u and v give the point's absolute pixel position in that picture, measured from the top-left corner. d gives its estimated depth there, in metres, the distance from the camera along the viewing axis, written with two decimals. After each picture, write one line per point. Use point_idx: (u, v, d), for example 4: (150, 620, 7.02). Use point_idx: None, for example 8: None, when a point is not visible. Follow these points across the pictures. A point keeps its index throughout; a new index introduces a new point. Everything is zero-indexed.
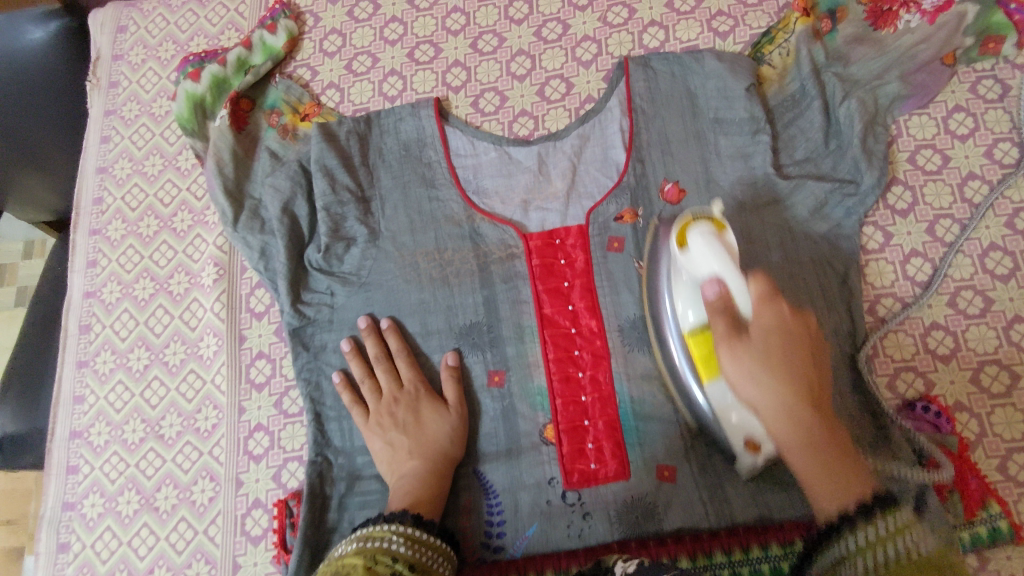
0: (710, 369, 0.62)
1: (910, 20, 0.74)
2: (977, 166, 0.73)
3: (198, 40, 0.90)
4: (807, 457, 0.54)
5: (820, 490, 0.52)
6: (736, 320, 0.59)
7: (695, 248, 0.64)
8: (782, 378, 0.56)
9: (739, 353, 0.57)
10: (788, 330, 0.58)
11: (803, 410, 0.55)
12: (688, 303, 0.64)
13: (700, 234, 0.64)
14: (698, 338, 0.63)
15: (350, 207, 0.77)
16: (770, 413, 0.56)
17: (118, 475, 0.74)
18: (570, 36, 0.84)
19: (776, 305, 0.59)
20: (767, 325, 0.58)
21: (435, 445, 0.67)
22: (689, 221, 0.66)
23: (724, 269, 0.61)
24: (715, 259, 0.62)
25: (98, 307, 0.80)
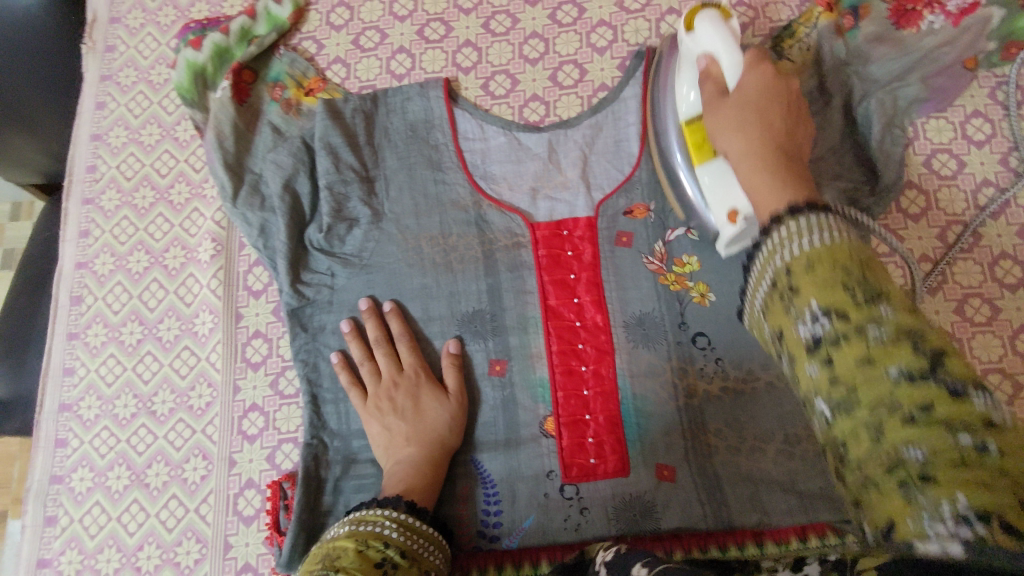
0: (703, 154, 0.63)
1: (933, 21, 0.73)
2: (992, 173, 0.73)
3: (199, 6, 0.87)
4: (766, 174, 0.45)
5: (763, 200, 0.43)
6: (721, 88, 0.58)
7: (702, 31, 0.62)
8: (754, 139, 0.50)
9: (723, 119, 0.54)
10: (764, 107, 0.53)
11: (776, 157, 0.47)
12: (689, 84, 0.64)
13: (706, 18, 0.62)
14: (695, 122, 0.64)
15: (354, 187, 0.75)
16: (741, 154, 0.51)
17: (108, 450, 0.72)
18: (585, 20, 0.82)
19: (759, 69, 0.56)
20: (745, 87, 0.55)
21: (433, 433, 0.66)
22: (699, 9, 0.64)
23: (722, 46, 0.60)
24: (716, 35, 0.60)
25: (91, 279, 0.78)
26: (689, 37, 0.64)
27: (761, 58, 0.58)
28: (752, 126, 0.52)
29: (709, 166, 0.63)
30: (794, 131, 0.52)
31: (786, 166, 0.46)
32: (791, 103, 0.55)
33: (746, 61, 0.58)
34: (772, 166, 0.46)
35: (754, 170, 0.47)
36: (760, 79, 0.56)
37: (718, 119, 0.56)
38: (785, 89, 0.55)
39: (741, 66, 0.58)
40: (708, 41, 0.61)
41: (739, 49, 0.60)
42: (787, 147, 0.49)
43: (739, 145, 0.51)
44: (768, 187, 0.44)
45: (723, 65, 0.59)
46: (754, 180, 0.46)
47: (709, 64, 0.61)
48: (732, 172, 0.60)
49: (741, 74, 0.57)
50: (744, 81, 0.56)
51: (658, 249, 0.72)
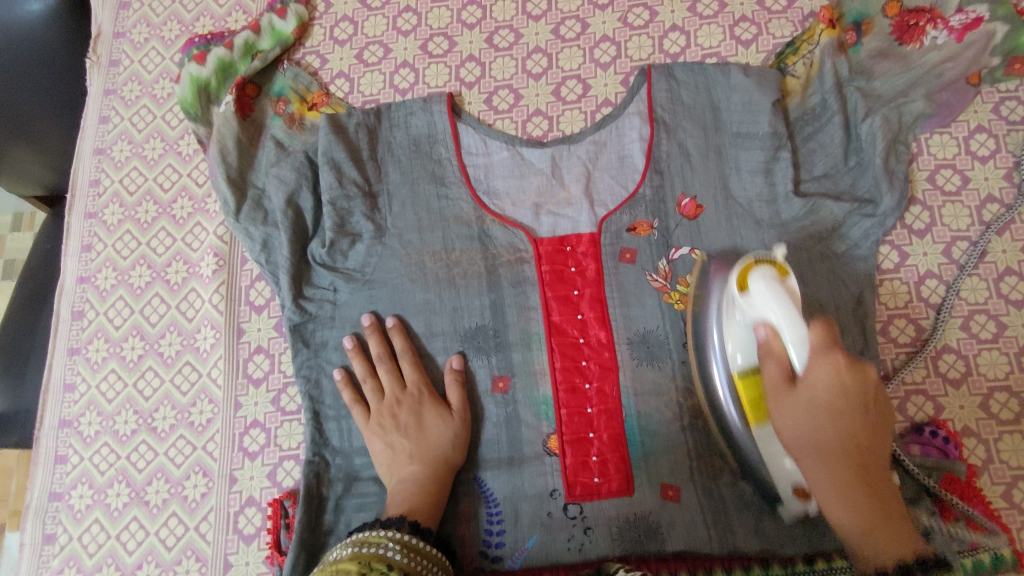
0: (755, 411, 0.59)
1: (937, 36, 0.73)
2: (996, 188, 0.72)
3: (203, 21, 0.87)
4: (844, 509, 0.49)
5: (871, 542, 0.48)
6: (791, 375, 0.54)
7: (757, 292, 0.58)
8: (835, 491, 0.50)
9: (785, 408, 0.53)
10: (839, 410, 0.51)
11: (857, 490, 0.49)
12: (738, 345, 0.61)
13: (761, 280, 0.58)
14: (749, 379, 0.60)
15: (356, 202, 0.74)
16: (815, 481, 0.52)
17: (108, 467, 0.72)
18: (589, 35, 0.82)
19: (831, 358, 0.51)
20: (818, 383, 0.51)
21: (436, 451, 0.65)
22: (751, 264, 0.61)
23: (782, 317, 0.55)
24: (777, 305, 0.55)
25: (92, 293, 0.78)
26: (740, 296, 0.60)
27: (828, 341, 0.52)
28: (815, 417, 0.51)
29: (761, 433, 0.59)
30: (877, 417, 0.52)
31: (867, 494, 0.50)
32: (872, 395, 0.51)
33: (814, 343, 0.52)
34: (845, 479, 0.50)
35: (829, 496, 0.50)
36: (832, 376, 0.51)
37: (784, 413, 0.53)
38: (862, 390, 0.51)
39: (807, 350, 0.53)
40: (770, 308, 0.56)
41: (803, 325, 0.54)
42: (875, 473, 0.51)
43: (801, 437, 0.52)
44: (833, 505, 0.50)
45: (785, 341, 0.54)
46: (816, 480, 0.51)
47: (770, 337, 0.55)
48: (789, 319, 0.54)
49: (810, 361, 0.52)
50: (817, 377, 0.51)
51: (662, 266, 0.71)
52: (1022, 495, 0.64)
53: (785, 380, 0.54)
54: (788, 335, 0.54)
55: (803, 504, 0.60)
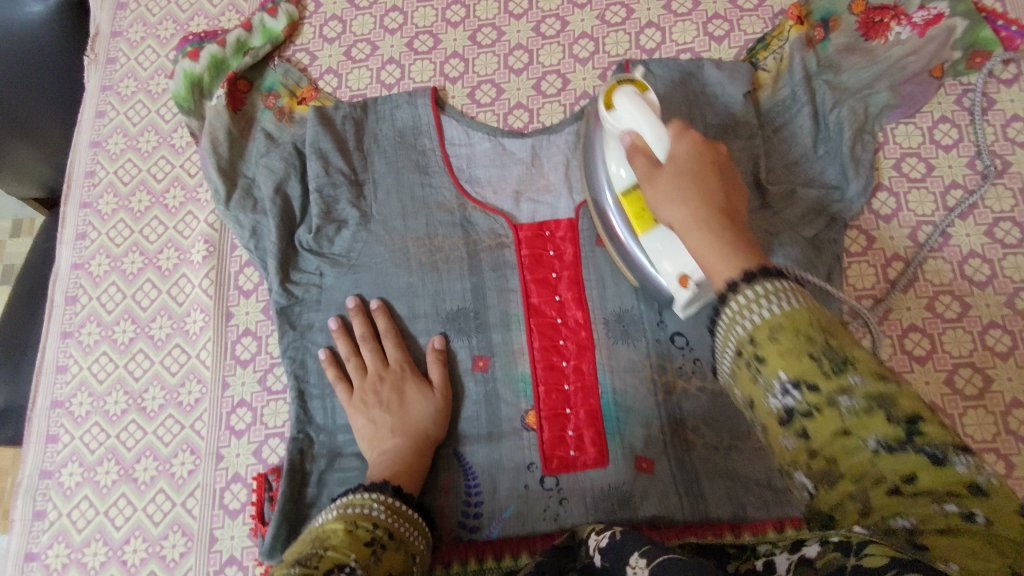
0: (643, 222, 0.63)
1: (900, 32, 0.77)
2: (960, 175, 0.75)
3: (198, 20, 0.90)
4: (698, 234, 0.47)
5: (713, 259, 0.44)
6: (652, 159, 0.55)
7: (622, 107, 0.60)
8: (696, 204, 0.49)
9: (658, 181, 0.53)
10: (696, 172, 0.52)
11: (708, 211, 0.48)
12: (619, 162, 0.64)
13: (625, 96, 0.60)
14: (631, 194, 0.63)
15: (343, 190, 0.77)
16: (679, 225, 0.50)
17: (98, 445, 0.73)
18: (568, 33, 0.85)
19: (688, 138, 0.54)
20: (679, 155, 0.53)
21: (418, 425, 0.67)
22: (615, 86, 0.62)
23: (641, 121, 0.58)
24: (642, 117, 0.58)
25: (86, 279, 0.80)
26: (609, 116, 0.62)
27: (693, 146, 0.54)
28: (680, 205, 0.50)
29: (678, 287, 0.62)
30: (726, 182, 0.52)
31: (724, 229, 0.46)
32: (717, 164, 0.53)
33: (671, 133, 0.55)
34: (713, 224, 0.47)
35: (692, 231, 0.48)
36: (690, 147, 0.54)
37: (657, 192, 0.53)
38: (715, 158, 0.54)
39: (666, 139, 0.55)
40: (631, 121, 0.59)
41: (660, 121, 0.57)
42: (735, 213, 0.50)
43: (679, 216, 0.50)
44: (702, 255, 0.46)
45: (648, 139, 0.57)
46: (695, 244, 0.47)
47: (634, 139, 0.58)
48: (652, 123, 0.57)
49: (670, 144, 0.55)
50: (676, 153, 0.54)
51: None
52: (987, 467, 0.66)
53: (651, 171, 0.54)
54: (649, 134, 0.56)
55: (697, 309, 0.63)
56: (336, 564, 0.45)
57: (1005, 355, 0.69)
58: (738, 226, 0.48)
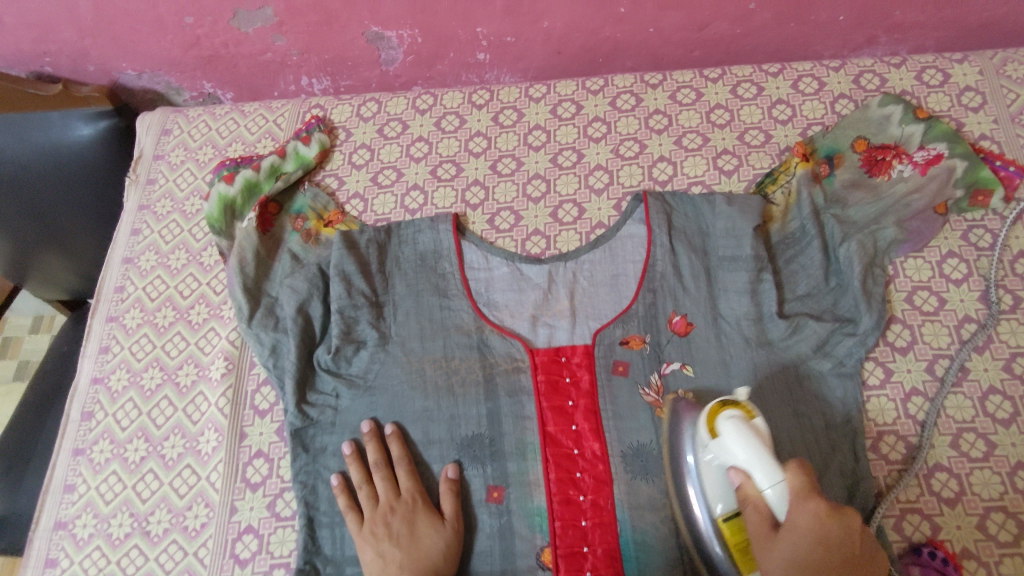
0: (747, 561, 0.59)
1: (903, 169, 0.80)
2: (973, 310, 0.76)
3: (236, 146, 0.96)
4: None
5: None
6: (770, 524, 0.54)
7: (728, 439, 0.58)
8: None
9: (772, 570, 0.52)
10: (830, 549, 0.50)
11: None
12: (719, 498, 0.61)
13: (732, 429, 0.58)
14: (734, 526, 0.60)
15: (363, 311, 0.79)
16: None
17: (97, 572, 0.71)
18: (584, 164, 0.90)
19: (812, 503, 0.52)
20: (802, 534, 0.51)
21: (428, 561, 0.65)
22: (718, 409, 0.62)
23: (750, 463, 0.56)
24: (758, 470, 0.56)
25: (103, 394, 0.81)
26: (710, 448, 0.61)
27: (806, 490, 0.53)
28: (807, 571, 0.50)
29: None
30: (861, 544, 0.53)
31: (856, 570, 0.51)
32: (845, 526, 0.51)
33: (793, 488, 0.53)
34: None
35: None
36: (816, 517, 0.51)
37: (766, 574, 0.52)
38: (844, 525, 0.51)
39: (787, 497, 0.54)
40: (737, 452, 0.57)
41: (778, 469, 0.55)
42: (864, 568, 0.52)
43: None
44: None
45: (758, 484, 0.55)
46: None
47: (743, 482, 0.57)
48: (759, 465, 0.56)
49: (790, 509, 0.53)
50: (796, 521, 0.52)
51: (655, 380, 0.73)
52: None
53: (767, 530, 0.54)
54: (762, 480, 0.55)
55: None
56: None
57: None
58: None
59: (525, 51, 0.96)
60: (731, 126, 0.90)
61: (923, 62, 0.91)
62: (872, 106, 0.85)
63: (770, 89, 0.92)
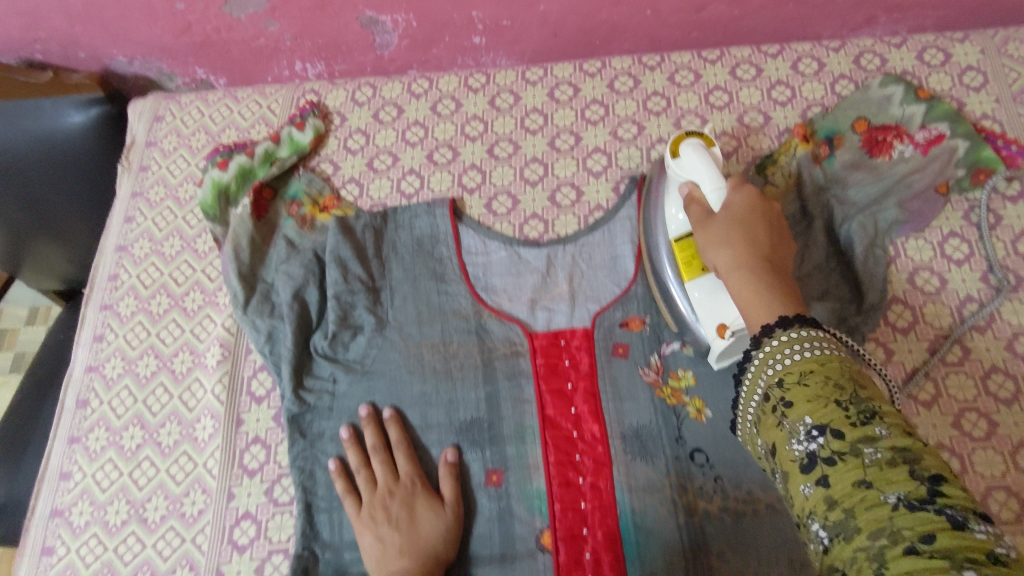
0: (692, 270, 0.68)
1: (904, 150, 0.80)
2: (975, 289, 0.75)
3: (229, 132, 0.95)
4: (744, 279, 0.58)
5: (750, 312, 0.56)
6: (707, 211, 0.65)
7: (685, 155, 0.69)
8: (739, 243, 0.60)
9: (709, 224, 0.63)
10: (748, 219, 0.62)
11: (755, 262, 0.58)
12: (677, 208, 0.70)
13: (691, 147, 0.69)
14: (685, 242, 0.69)
15: (360, 296, 0.78)
16: (727, 267, 0.60)
17: (94, 559, 0.71)
18: (582, 147, 0.89)
19: (744, 189, 0.64)
20: (733, 208, 0.63)
21: (427, 545, 0.65)
22: (682, 138, 0.71)
23: (706, 172, 0.66)
24: (703, 168, 0.67)
25: (98, 382, 0.80)
26: (673, 162, 0.70)
27: (744, 185, 0.65)
28: (730, 221, 0.62)
29: (697, 283, 0.67)
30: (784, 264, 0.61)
31: (772, 278, 0.57)
32: (779, 250, 0.61)
33: (731, 185, 0.65)
34: (756, 266, 0.58)
35: (742, 285, 0.57)
36: (744, 201, 0.63)
37: (709, 236, 0.62)
38: (767, 211, 0.63)
39: (725, 191, 0.65)
40: (697, 168, 0.67)
41: (722, 178, 0.66)
42: (775, 258, 0.60)
43: (728, 258, 0.60)
44: (753, 297, 0.56)
45: (705, 190, 0.66)
46: (740, 288, 0.58)
47: (692, 191, 0.67)
48: (713, 176, 0.66)
49: (726, 196, 0.64)
50: (730, 203, 0.63)
51: (655, 360, 0.73)
52: None
53: (703, 216, 0.64)
54: (710, 188, 0.65)
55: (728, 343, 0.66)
56: None
57: None
58: (784, 281, 0.57)
59: (521, 34, 0.95)
60: (729, 107, 0.89)
61: (923, 41, 0.90)
62: (873, 87, 0.84)
63: (769, 70, 0.91)
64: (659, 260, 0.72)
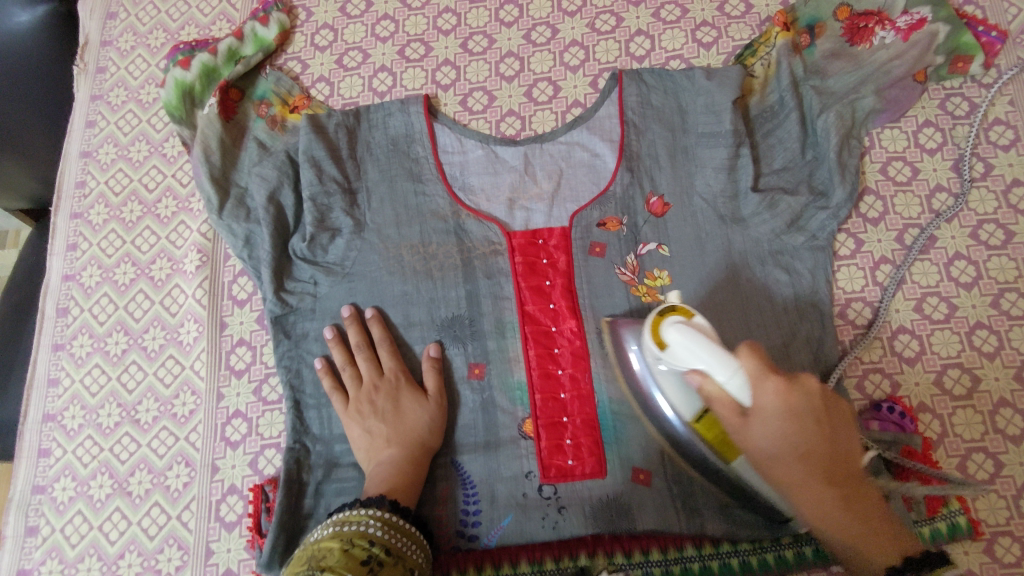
0: (715, 434, 0.61)
1: (885, 36, 0.78)
2: (945, 179, 0.76)
3: (188, 29, 0.90)
4: (842, 513, 0.50)
5: (831, 528, 0.50)
6: (737, 408, 0.52)
7: (675, 342, 0.55)
8: (796, 459, 0.50)
9: (754, 431, 0.51)
10: (794, 412, 0.50)
11: (826, 490, 0.50)
12: (666, 362, 0.59)
13: (674, 328, 0.56)
14: (703, 414, 0.61)
15: (336, 199, 0.77)
16: (792, 483, 0.51)
17: (91, 459, 0.73)
18: (559, 40, 0.86)
19: (768, 384, 0.51)
20: (770, 410, 0.50)
21: (413, 434, 0.68)
22: (658, 318, 0.58)
23: (711, 363, 0.52)
24: (706, 353, 0.53)
25: (77, 291, 0.80)
26: (658, 349, 0.57)
27: (763, 368, 0.51)
28: (780, 422, 0.50)
29: (738, 464, 0.61)
30: (835, 434, 0.51)
31: (852, 499, 0.50)
32: (825, 413, 0.51)
33: (748, 372, 0.51)
34: (814, 483, 0.50)
35: (821, 509, 0.50)
36: (777, 398, 0.50)
37: (750, 440, 0.52)
38: (807, 402, 0.51)
39: (746, 387, 0.51)
40: (690, 360, 0.54)
41: (731, 356, 0.52)
42: (836, 448, 0.51)
43: (793, 475, 0.51)
44: (824, 515, 0.50)
45: (719, 381, 0.52)
46: (837, 523, 0.50)
47: (703, 383, 0.53)
48: (717, 360, 0.52)
49: (767, 468, 0.52)
50: (762, 401, 0.51)
51: (631, 260, 0.74)
52: (975, 466, 0.67)
53: (735, 412, 0.52)
54: (722, 378, 0.52)
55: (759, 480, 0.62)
56: None
57: (991, 355, 0.70)
58: (847, 474, 0.51)
59: None
60: None
61: None
62: None
63: None
64: (659, 401, 0.65)
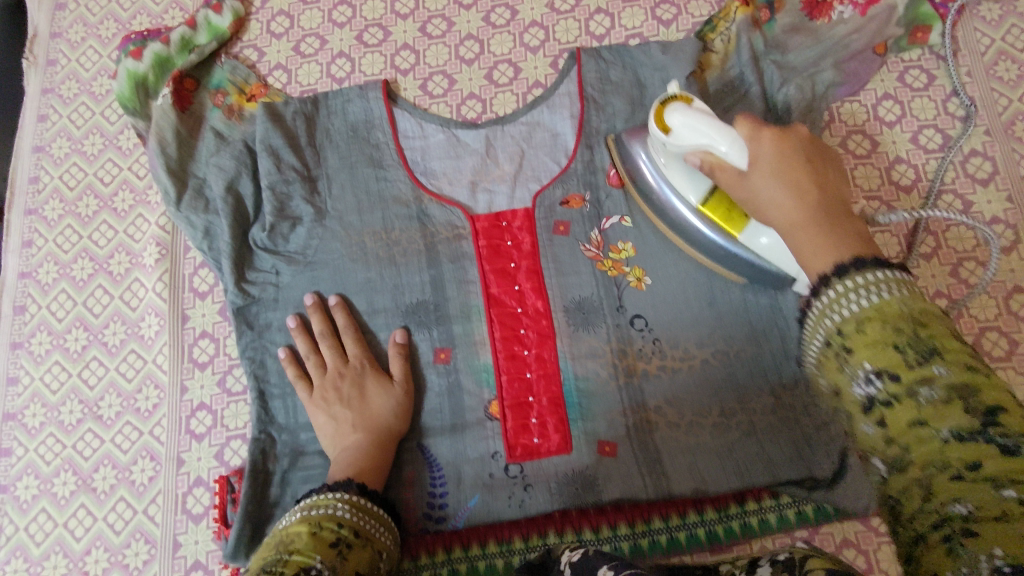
0: (737, 222, 0.65)
1: (843, 11, 0.78)
2: (904, 151, 0.77)
3: (141, 19, 0.88)
4: (811, 234, 0.47)
5: (812, 259, 0.45)
6: (738, 172, 0.55)
7: (677, 125, 0.61)
8: (788, 186, 0.51)
9: (755, 180, 0.53)
10: (784, 156, 0.53)
11: (818, 224, 0.47)
12: (687, 181, 0.66)
13: (676, 112, 0.62)
14: (718, 196, 0.65)
15: (295, 186, 0.76)
16: (789, 224, 0.49)
17: (54, 456, 0.72)
18: (518, 22, 0.85)
19: (761, 139, 0.54)
20: (767, 155, 0.53)
21: (379, 420, 0.67)
22: (661, 106, 0.63)
23: (711, 137, 0.58)
24: (707, 127, 0.59)
25: (34, 288, 0.78)
26: (664, 140, 0.63)
27: (757, 124, 0.55)
28: (779, 174, 0.51)
29: (748, 235, 0.65)
30: (827, 175, 0.52)
31: (827, 226, 0.47)
32: (813, 153, 0.53)
33: (744, 134, 0.55)
34: (812, 225, 0.47)
35: (820, 239, 0.46)
36: (773, 146, 0.53)
37: (759, 193, 0.53)
38: (801, 145, 0.53)
39: (742, 141, 0.55)
40: (689, 137, 0.60)
41: (729, 128, 0.57)
42: (827, 196, 0.50)
43: (789, 216, 0.49)
44: (813, 251, 0.45)
45: (722, 152, 0.57)
46: (810, 240, 0.46)
47: (705, 157, 0.58)
48: (716, 130, 0.58)
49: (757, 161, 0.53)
50: (761, 152, 0.53)
51: (594, 235, 0.74)
52: None
53: (737, 175, 0.55)
54: (723, 146, 0.57)
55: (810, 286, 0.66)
56: (301, 567, 0.47)
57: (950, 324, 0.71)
58: (840, 220, 0.47)
59: None
60: None
61: None
62: None
63: None
64: (668, 200, 0.69)
